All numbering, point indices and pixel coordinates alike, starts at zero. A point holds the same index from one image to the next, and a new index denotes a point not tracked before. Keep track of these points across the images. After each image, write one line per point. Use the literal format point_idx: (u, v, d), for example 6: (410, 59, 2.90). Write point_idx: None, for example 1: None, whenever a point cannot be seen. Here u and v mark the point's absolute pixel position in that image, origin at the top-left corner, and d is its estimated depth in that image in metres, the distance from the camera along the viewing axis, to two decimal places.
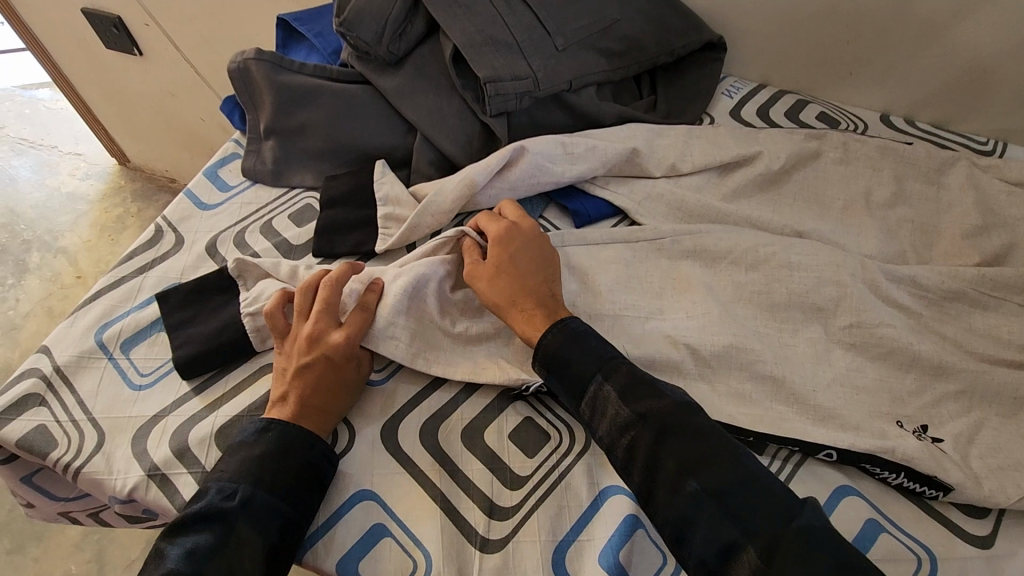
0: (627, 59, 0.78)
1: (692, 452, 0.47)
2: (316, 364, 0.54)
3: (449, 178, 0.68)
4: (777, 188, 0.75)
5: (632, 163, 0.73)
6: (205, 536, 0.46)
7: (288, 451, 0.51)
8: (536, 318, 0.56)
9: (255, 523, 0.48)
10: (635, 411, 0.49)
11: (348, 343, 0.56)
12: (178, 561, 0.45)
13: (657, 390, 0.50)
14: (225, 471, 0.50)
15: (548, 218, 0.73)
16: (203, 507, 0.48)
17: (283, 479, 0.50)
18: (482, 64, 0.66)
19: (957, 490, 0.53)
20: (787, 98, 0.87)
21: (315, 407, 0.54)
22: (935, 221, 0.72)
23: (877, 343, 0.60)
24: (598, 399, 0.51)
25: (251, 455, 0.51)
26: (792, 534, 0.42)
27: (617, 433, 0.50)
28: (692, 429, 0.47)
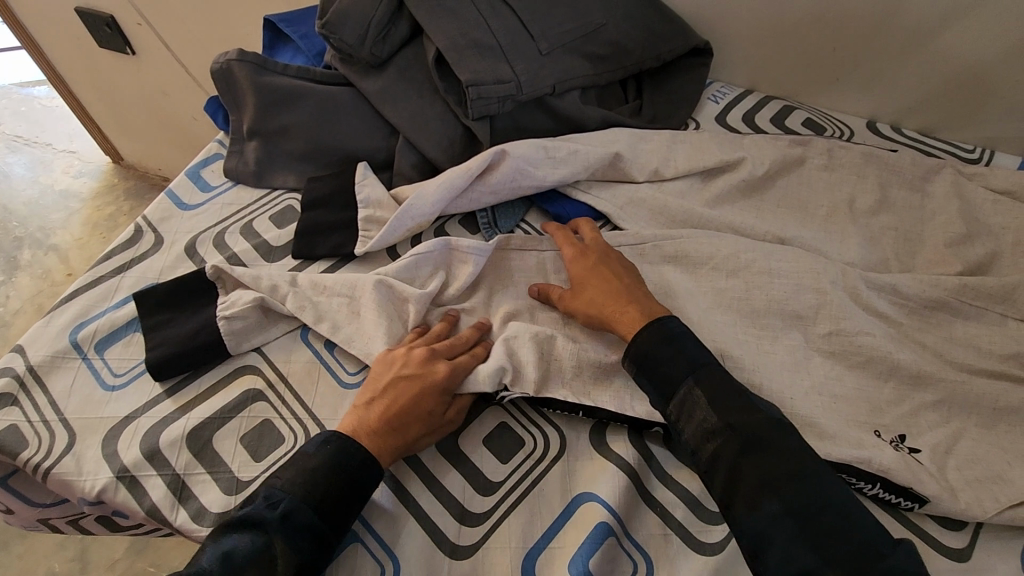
0: (613, 63, 0.78)
1: (778, 469, 0.45)
2: (413, 389, 0.53)
3: (429, 180, 0.68)
4: (761, 194, 0.74)
5: (615, 168, 0.73)
6: (243, 542, 0.45)
7: (346, 466, 0.49)
8: (630, 317, 0.55)
9: (291, 538, 0.46)
10: (724, 421, 0.48)
11: (450, 379, 0.54)
12: (211, 562, 0.44)
13: (751, 403, 0.49)
14: (278, 479, 0.49)
15: (529, 221, 0.73)
16: (248, 511, 0.46)
17: (330, 497, 0.48)
18: (464, 67, 0.66)
19: (933, 502, 0.53)
20: (774, 104, 0.87)
21: (388, 432, 0.52)
22: (919, 229, 0.71)
23: (856, 351, 0.60)
24: (688, 400, 0.50)
25: (303, 469, 0.49)
26: (879, 567, 0.40)
27: (702, 439, 0.48)
28: (780, 445, 0.46)
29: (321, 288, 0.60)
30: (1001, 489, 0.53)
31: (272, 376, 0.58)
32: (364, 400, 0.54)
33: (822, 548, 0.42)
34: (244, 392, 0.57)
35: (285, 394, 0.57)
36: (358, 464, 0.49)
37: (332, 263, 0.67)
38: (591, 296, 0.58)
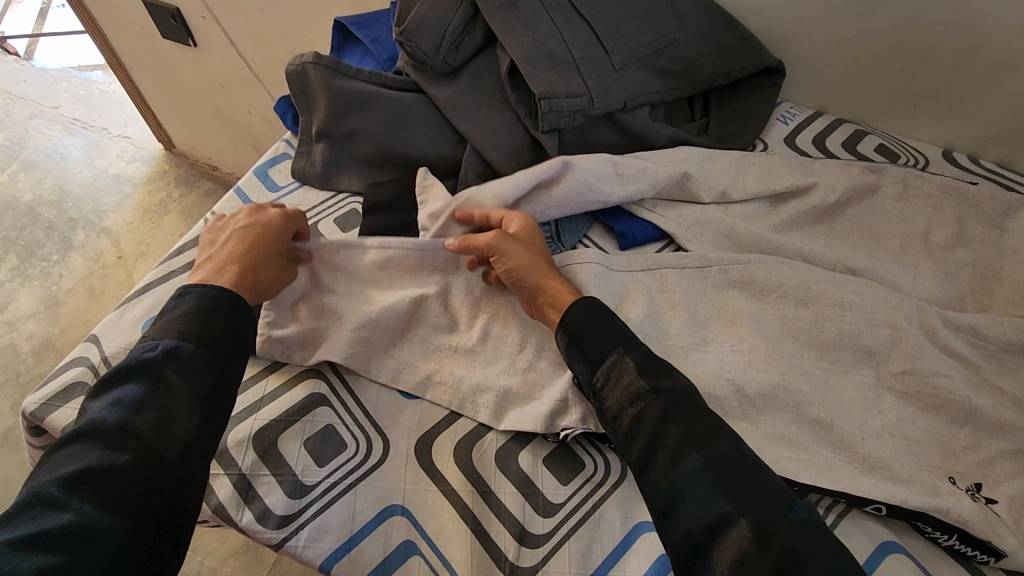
0: (683, 79, 0.77)
1: (699, 429, 0.47)
2: (253, 233, 0.59)
3: (497, 181, 0.67)
4: (831, 221, 0.73)
5: (682, 188, 0.72)
6: (134, 388, 0.46)
7: (218, 300, 0.52)
8: (562, 289, 0.57)
9: (185, 374, 0.48)
10: (650, 384, 0.50)
11: (258, 215, 0.61)
12: (101, 412, 0.44)
13: (670, 373, 0.51)
14: (153, 331, 0.50)
15: (593, 238, 0.72)
16: (128, 363, 0.47)
17: (209, 336, 0.50)
18: (538, 80, 0.66)
19: (1010, 558, 0.51)
20: (845, 127, 0.84)
21: (240, 274, 0.55)
22: (997, 266, 0.69)
23: (930, 393, 0.58)
24: (615, 367, 0.52)
25: (180, 315, 0.51)
26: (786, 520, 0.42)
27: (627, 403, 0.50)
28: (700, 409, 0.48)
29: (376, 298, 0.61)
30: None
31: (336, 383, 0.59)
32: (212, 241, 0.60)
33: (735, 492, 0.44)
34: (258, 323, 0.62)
35: (349, 400, 0.58)
36: (222, 320, 0.51)
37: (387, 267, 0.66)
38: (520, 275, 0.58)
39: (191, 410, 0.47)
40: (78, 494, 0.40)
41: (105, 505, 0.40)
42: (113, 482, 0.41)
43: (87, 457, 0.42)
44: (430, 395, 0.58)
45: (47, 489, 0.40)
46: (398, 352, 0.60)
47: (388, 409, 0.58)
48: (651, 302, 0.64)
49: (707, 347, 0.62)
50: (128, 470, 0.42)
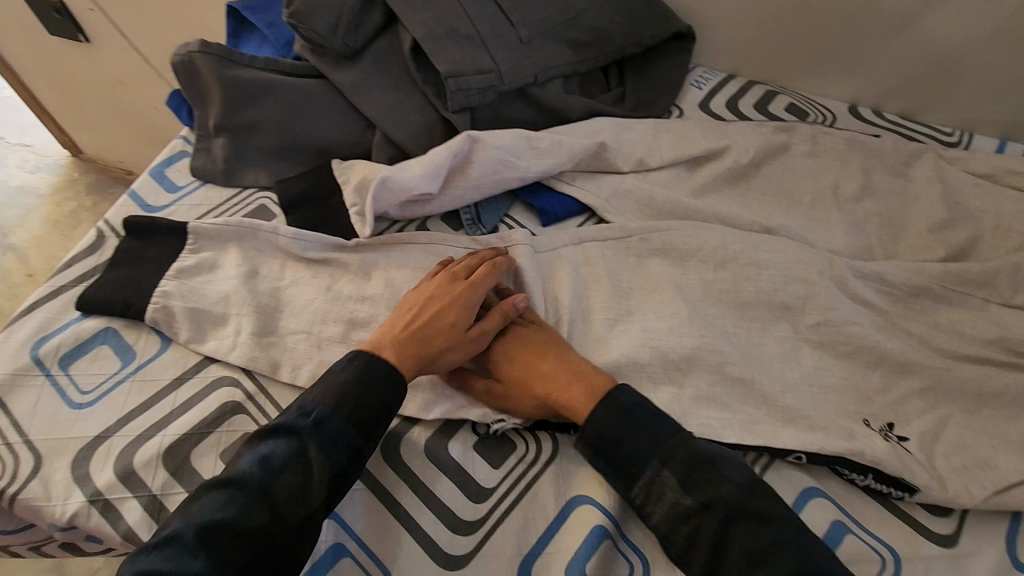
0: (594, 50, 0.76)
1: (761, 541, 0.45)
2: (434, 305, 0.58)
3: (407, 162, 0.64)
4: (746, 182, 0.74)
5: (599, 159, 0.71)
6: (281, 447, 0.48)
7: (364, 385, 0.51)
8: (573, 397, 0.53)
9: (324, 446, 0.48)
10: (699, 501, 0.47)
11: (471, 298, 0.59)
12: (250, 466, 0.47)
13: (720, 473, 0.48)
14: (310, 392, 0.51)
15: (514, 216, 0.70)
16: (283, 421, 0.49)
17: (358, 414, 0.50)
18: (442, 58, 0.64)
19: (923, 491, 0.54)
20: (756, 89, 0.86)
21: (403, 347, 0.55)
22: (902, 214, 0.72)
23: (844, 342, 0.60)
24: (655, 484, 0.49)
25: (336, 385, 0.51)
26: None
27: (676, 522, 0.48)
28: (767, 513, 0.46)
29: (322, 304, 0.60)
30: (986, 475, 0.54)
31: (252, 388, 0.57)
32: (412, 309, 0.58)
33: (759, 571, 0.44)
34: (164, 334, 0.59)
35: (266, 406, 0.56)
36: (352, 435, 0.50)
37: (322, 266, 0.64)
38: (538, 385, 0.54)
39: (324, 484, 0.47)
40: (203, 546, 0.43)
41: (220, 565, 0.43)
42: (230, 541, 0.44)
43: (221, 507, 0.45)
44: None
45: (182, 534, 0.43)
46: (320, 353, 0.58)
47: None
48: (577, 278, 0.64)
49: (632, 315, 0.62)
50: (251, 534, 0.44)
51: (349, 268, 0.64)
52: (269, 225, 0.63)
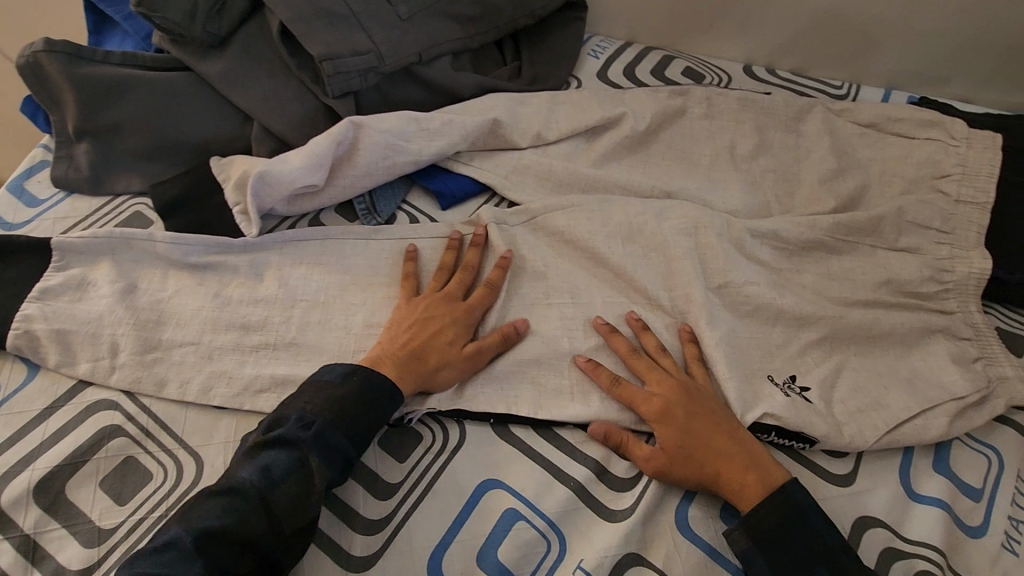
0: (483, 24, 0.74)
1: None
2: (437, 321, 0.56)
3: (288, 154, 0.60)
4: (645, 148, 0.74)
5: (495, 136, 0.69)
6: (281, 457, 0.47)
7: (368, 397, 0.50)
8: (750, 488, 0.50)
9: (325, 456, 0.48)
10: None
11: (471, 317, 0.57)
12: (252, 474, 0.46)
13: None
14: (309, 402, 0.50)
15: (412, 202, 0.68)
16: (284, 431, 0.48)
17: (357, 427, 0.49)
18: (313, 40, 0.60)
19: (822, 441, 0.55)
20: (653, 54, 0.85)
21: (403, 363, 0.53)
22: (796, 168, 0.73)
23: (743, 299, 0.61)
24: None
25: (335, 396, 0.50)
26: None
27: None
28: None
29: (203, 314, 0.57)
30: (880, 415, 0.56)
31: (132, 408, 0.53)
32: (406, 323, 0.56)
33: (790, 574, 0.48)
34: (31, 361, 0.55)
35: (149, 424, 0.52)
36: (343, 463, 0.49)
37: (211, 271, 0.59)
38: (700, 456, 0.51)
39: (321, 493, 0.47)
40: (201, 553, 0.42)
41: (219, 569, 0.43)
42: (235, 545, 0.44)
43: (219, 514, 0.44)
44: (247, 403, 0.53)
45: (181, 540, 0.42)
46: (207, 364, 0.55)
47: (199, 425, 0.53)
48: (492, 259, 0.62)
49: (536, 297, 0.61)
50: (252, 540, 0.44)
51: (238, 270, 0.60)
52: (143, 232, 0.59)
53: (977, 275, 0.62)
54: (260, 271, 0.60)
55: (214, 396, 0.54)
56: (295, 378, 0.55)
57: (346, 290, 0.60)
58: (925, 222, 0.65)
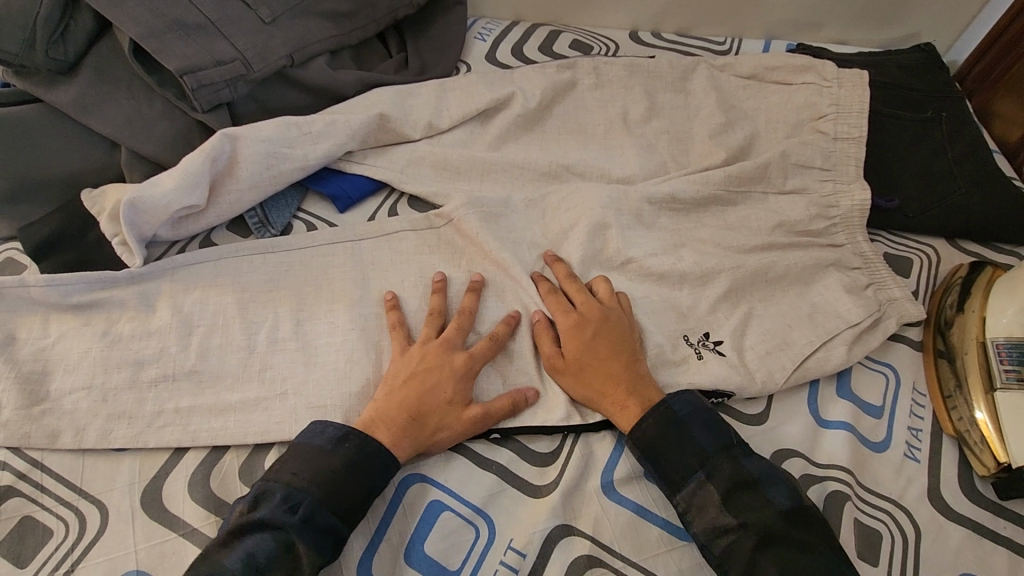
0: (359, 19, 0.71)
1: (796, 565, 0.44)
2: (434, 375, 0.52)
3: (160, 177, 0.58)
4: (540, 125, 0.74)
5: (385, 131, 0.68)
6: (264, 542, 0.44)
7: (364, 466, 0.48)
8: (629, 408, 0.52)
9: (313, 539, 0.45)
10: (739, 519, 0.47)
11: (469, 371, 0.53)
12: (235, 562, 0.43)
13: (765, 496, 0.48)
14: (295, 477, 0.47)
15: (308, 209, 0.66)
16: (268, 513, 0.45)
17: (347, 502, 0.46)
18: (169, 55, 0.58)
19: (737, 392, 0.56)
20: (540, 31, 0.85)
21: (398, 429, 0.50)
22: (687, 126, 0.74)
23: (646, 262, 0.62)
24: (698, 496, 0.49)
25: (324, 467, 0.47)
26: None
27: (714, 536, 0.48)
28: (795, 542, 0.46)
29: (93, 357, 0.54)
30: (785, 354, 0.58)
31: (24, 464, 0.50)
32: (400, 379, 0.52)
33: (665, 470, 0.50)
34: None
35: (44, 479, 0.50)
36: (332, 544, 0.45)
37: (118, 319, 0.56)
38: (590, 374, 0.54)
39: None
40: None
41: None
42: None
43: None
44: (150, 440, 0.51)
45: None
46: (101, 407, 0.52)
47: (100, 471, 0.50)
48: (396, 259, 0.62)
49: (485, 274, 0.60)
50: None
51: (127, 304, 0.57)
52: (13, 279, 0.55)
53: (859, 207, 0.65)
54: (168, 309, 0.57)
55: (111, 438, 0.51)
56: (201, 406, 0.53)
57: (244, 308, 0.58)
58: (807, 163, 0.68)
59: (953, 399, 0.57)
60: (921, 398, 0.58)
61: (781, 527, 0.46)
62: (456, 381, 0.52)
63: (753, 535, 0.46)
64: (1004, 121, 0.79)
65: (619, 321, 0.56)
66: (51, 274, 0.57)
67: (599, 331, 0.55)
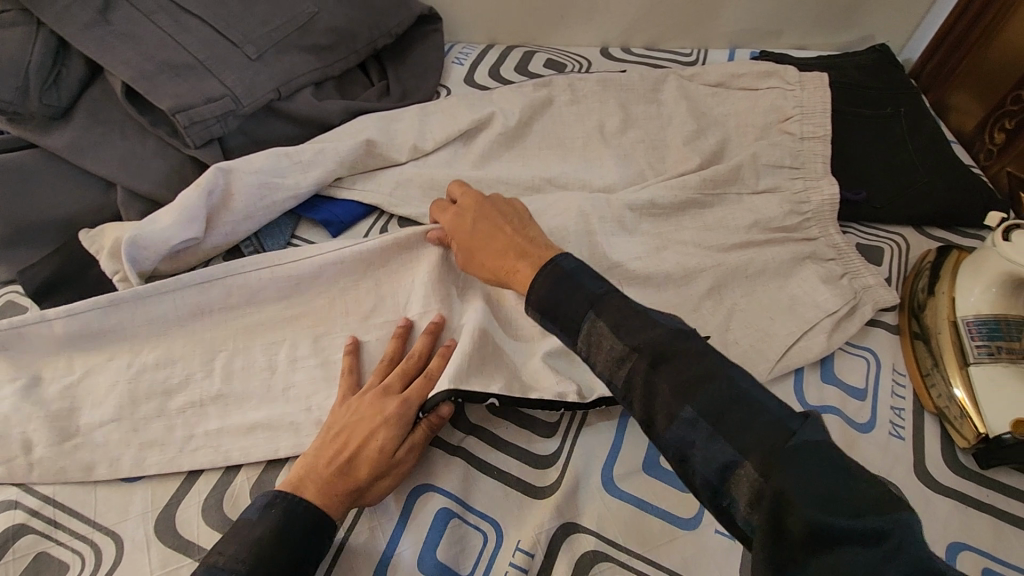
0: (340, 51, 0.74)
1: (690, 376, 0.39)
2: (357, 423, 0.50)
3: (157, 214, 0.60)
4: (521, 142, 0.76)
5: (373, 156, 0.70)
6: None
7: (291, 527, 0.45)
8: (521, 270, 0.51)
9: None
10: (630, 344, 0.42)
11: (382, 400, 0.52)
12: None
13: (651, 320, 0.43)
14: (219, 557, 0.44)
15: (301, 235, 0.68)
16: None
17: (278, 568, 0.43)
18: (161, 95, 0.60)
19: None
20: (515, 52, 0.89)
21: (329, 480, 0.48)
22: (661, 135, 0.77)
23: (631, 266, 0.64)
24: (592, 334, 0.44)
25: (248, 540, 0.44)
26: (787, 444, 0.35)
27: (614, 368, 0.43)
28: (689, 354, 0.40)
29: (98, 392, 0.55)
30: (770, 346, 0.61)
31: (37, 501, 0.51)
32: (321, 439, 0.50)
33: (560, 321, 0.46)
34: None
35: (57, 514, 0.51)
36: None
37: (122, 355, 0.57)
38: (483, 258, 0.55)
39: None
40: None
41: None
42: None
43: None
44: (160, 469, 0.52)
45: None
46: (109, 440, 0.53)
47: (113, 503, 0.51)
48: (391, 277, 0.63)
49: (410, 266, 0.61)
50: None
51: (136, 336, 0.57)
52: (33, 315, 0.55)
53: (829, 201, 0.69)
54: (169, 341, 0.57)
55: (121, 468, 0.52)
56: (209, 433, 0.54)
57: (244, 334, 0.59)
58: (777, 162, 0.71)
59: (931, 376, 0.59)
60: (901, 378, 0.61)
61: (670, 341, 0.41)
62: (370, 418, 0.50)
63: (647, 355, 0.41)
64: (958, 113, 0.84)
65: (502, 206, 0.58)
66: (70, 307, 0.58)
67: (478, 221, 0.57)
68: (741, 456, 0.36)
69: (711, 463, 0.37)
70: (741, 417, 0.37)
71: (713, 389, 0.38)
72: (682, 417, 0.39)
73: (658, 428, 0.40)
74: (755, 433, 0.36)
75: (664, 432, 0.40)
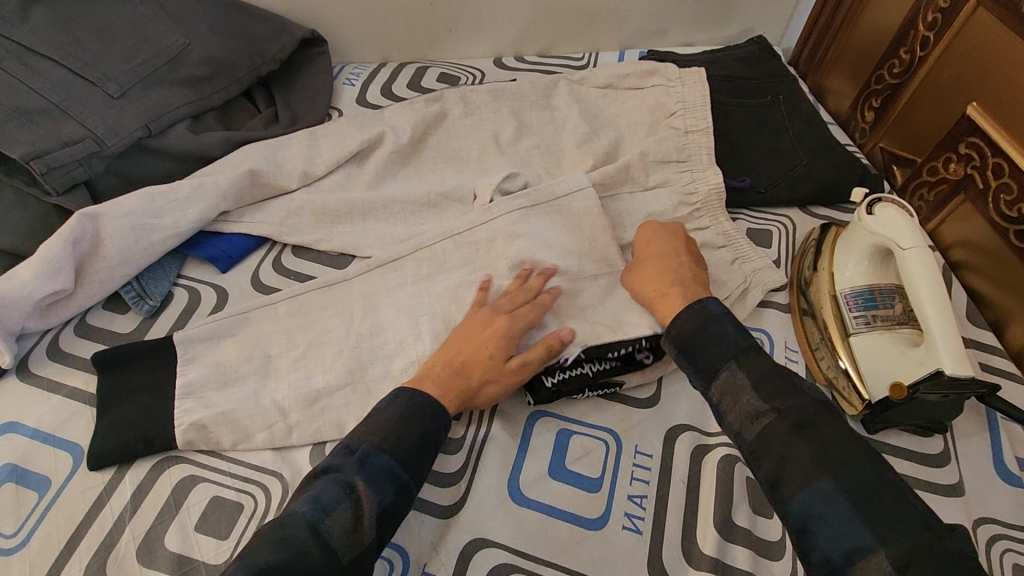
0: (218, 81, 0.72)
1: (832, 449, 0.42)
2: (474, 336, 0.55)
3: (16, 268, 0.57)
4: (415, 158, 0.76)
5: (260, 185, 0.68)
6: (331, 486, 0.44)
7: (417, 417, 0.49)
8: (672, 297, 0.56)
9: (375, 479, 0.45)
10: (773, 403, 0.45)
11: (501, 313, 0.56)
12: (303, 504, 0.43)
13: (795, 386, 0.46)
14: (355, 431, 0.48)
15: (188, 274, 0.66)
16: (332, 462, 0.46)
17: (403, 448, 0.47)
18: (12, 142, 0.57)
19: (625, 381, 0.60)
20: (408, 69, 0.89)
21: (448, 380, 0.53)
22: (556, 139, 0.78)
23: None
24: (730, 383, 0.48)
25: (383, 420, 0.49)
26: (927, 543, 0.37)
27: (750, 421, 0.46)
28: (836, 433, 0.42)
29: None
30: None
31: None
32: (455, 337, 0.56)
33: (699, 363, 0.51)
34: None
35: None
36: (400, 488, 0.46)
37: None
38: (645, 275, 0.59)
39: (374, 522, 0.44)
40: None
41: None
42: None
43: (272, 541, 0.41)
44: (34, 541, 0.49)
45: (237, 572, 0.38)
46: None
47: None
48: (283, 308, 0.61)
49: (475, 234, 0.63)
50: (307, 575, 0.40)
51: (219, 332, 0.59)
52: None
53: (714, 190, 0.71)
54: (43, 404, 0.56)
55: None
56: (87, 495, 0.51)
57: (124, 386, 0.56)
58: (664, 158, 0.73)
59: (819, 350, 0.62)
60: (793, 354, 0.64)
61: (817, 411, 0.44)
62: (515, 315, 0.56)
63: (789, 420, 0.44)
64: (836, 95, 0.88)
65: (676, 238, 0.63)
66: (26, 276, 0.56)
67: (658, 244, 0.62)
68: (878, 545, 0.37)
69: (838, 544, 0.39)
70: (886, 511, 0.39)
71: (859, 472, 0.40)
72: (818, 487, 0.41)
73: (783, 493, 0.42)
74: (900, 526, 0.38)
75: (793, 498, 0.42)
